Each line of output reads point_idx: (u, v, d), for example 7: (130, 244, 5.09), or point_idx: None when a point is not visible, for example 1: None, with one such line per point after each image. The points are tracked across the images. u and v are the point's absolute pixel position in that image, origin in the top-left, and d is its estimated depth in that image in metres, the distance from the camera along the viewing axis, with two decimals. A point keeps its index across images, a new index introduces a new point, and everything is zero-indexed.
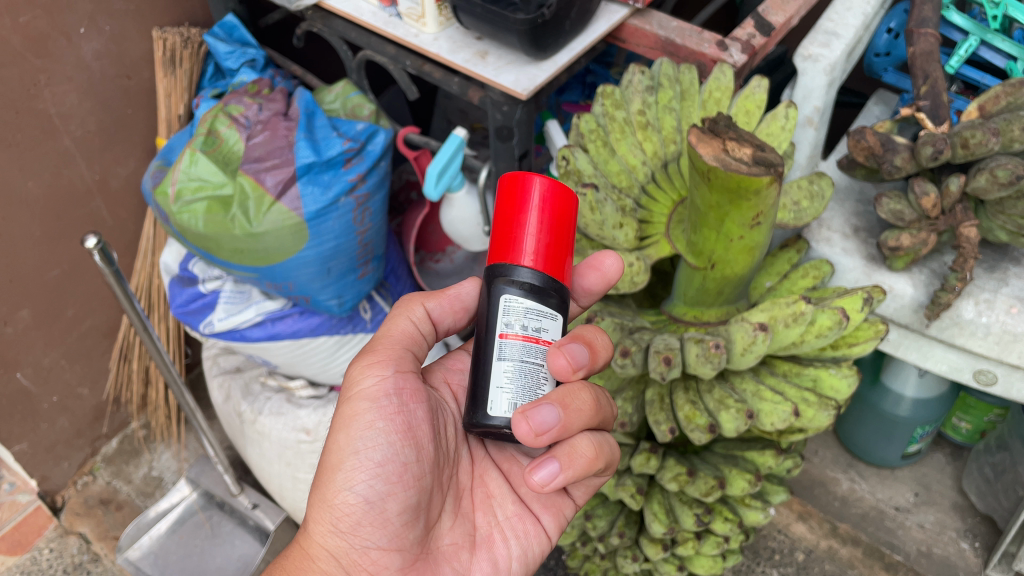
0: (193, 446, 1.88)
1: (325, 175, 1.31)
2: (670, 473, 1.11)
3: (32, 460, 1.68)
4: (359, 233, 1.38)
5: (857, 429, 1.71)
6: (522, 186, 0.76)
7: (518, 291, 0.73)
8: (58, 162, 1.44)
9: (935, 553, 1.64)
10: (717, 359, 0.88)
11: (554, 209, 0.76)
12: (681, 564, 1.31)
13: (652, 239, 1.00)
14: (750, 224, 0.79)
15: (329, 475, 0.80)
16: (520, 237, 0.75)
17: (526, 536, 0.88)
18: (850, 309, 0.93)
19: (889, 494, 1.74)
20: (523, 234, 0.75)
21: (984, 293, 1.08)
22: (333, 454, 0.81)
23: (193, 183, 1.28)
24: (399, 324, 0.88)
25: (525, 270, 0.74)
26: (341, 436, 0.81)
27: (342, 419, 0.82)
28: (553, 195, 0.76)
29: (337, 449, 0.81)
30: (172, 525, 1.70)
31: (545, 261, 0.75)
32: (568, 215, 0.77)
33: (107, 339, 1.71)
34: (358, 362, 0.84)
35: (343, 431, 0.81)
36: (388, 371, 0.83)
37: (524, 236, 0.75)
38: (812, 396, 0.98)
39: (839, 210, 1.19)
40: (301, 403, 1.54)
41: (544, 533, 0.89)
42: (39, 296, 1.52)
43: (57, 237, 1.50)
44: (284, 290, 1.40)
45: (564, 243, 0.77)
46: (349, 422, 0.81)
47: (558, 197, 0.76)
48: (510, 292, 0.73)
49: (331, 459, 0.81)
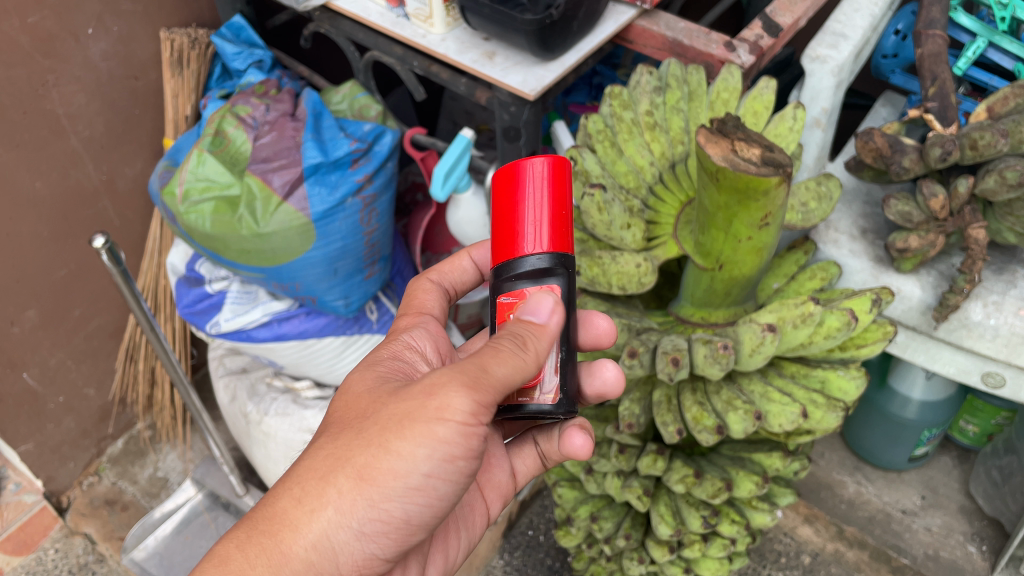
0: (199, 447, 1.88)
1: (333, 176, 1.31)
2: (677, 474, 1.11)
3: (38, 461, 1.68)
4: (366, 234, 1.38)
5: (864, 432, 1.71)
6: (522, 170, 0.74)
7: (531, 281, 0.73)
8: (65, 162, 1.44)
9: (943, 556, 1.64)
10: (725, 359, 0.88)
11: (558, 190, 0.75)
12: (688, 566, 1.31)
13: (661, 239, 1.00)
14: (759, 225, 0.79)
15: (378, 479, 0.67)
16: (523, 223, 0.74)
17: (470, 526, 0.92)
18: (859, 310, 0.93)
19: (896, 497, 1.74)
20: (526, 220, 0.74)
21: (993, 295, 1.07)
22: (390, 470, 0.67)
23: (200, 184, 1.28)
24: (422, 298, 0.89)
25: (538, 256, 0.73)
26: (419, 453, 0.67)
27: (422, 430, 0.66)
28: (558, 175, 0.75)
29: (400, 462, 0.67)
30: (177, 525, 1.70)
31: (554, 238, 0.73)
32: (565, 187, 0.75)
33: (113, 339, 1.72)
34: (467, 381, 0.66)
35: (415, 451, 0.67)
36: (495, 400, 0.68)
37: (525, 224, 0.74)
38: (820, 397, 0.98)
39: (846, 212, 1.19)
40: (307, 404, 1.55)
41: (485, 517, 0.94)
42: (46, 296, 1.53)
43: (64, 237, 1.50)
44: (291, 291, 1.40)
45: (565, 215, 0.75)
46: (430, 442, 0.67)
47: (553, 168, 0.75)
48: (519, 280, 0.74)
49: (386, 465, 0.67)
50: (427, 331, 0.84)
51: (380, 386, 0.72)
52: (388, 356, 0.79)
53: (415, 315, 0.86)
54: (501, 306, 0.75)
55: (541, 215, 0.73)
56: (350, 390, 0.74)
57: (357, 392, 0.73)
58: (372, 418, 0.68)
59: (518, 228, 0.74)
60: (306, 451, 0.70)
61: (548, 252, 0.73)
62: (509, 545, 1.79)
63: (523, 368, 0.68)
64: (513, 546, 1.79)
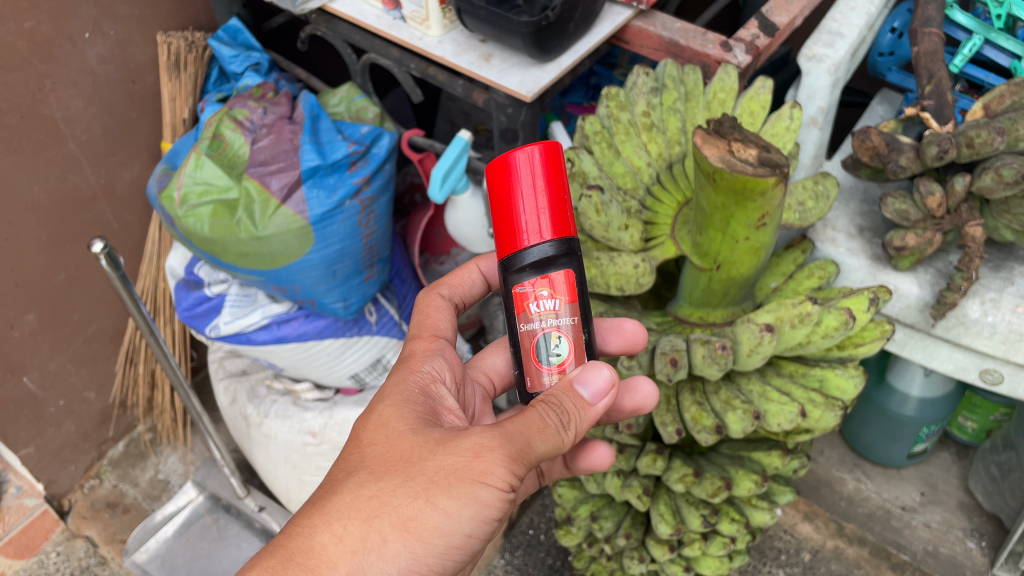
0: (200, 449, 1.88)
1: (331, 178, 1.31)
2: (676, 473, 1.11)
3: (38, 464, 1.69)
4: (365, 236, 1.38)
5: (863, 428, 1.71)
6: (515, 160, 0.74)
7: (534, 273, 0.74)
8: (62, 166, 1.44)
9: (942, 552, 1.64)
10: (723, 360, 0.88)
11: (554, 175, 0.74)
12: (688, 564, 1.32)
13: (658, 239, 1.00)
14: (756, 226, 0.79)
15: (422, 533, 0.67)
16: (522, 214, 0.73)
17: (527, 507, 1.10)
18: (857, 309, 0.93)
19: (895, 494, 1.75)
20: (525, 211, 0.73)
21: (990, 292, 1.08)
22: (433, 527, 0.67)
23: (198, 187, 1.28)
24: (434, 317, 0.89)
25: (540, 246, 0.73)
26: (464, 513, 0.68)
27: (467, 491, 0.68)
28: (552, 158, 0.74)
29: (445, 519, 0.68)
30: (179, 528, 1.71)
31: (555, 224, 0.73)
32: (561, 171, 0.75)
33: (113, 342, 1.72)
34: (510, 452, 0.69)
35: (460, 510, 0.68)
36: (526, 469, 0.71)
37: (524, 215, 0.73)
38: (818, 396, 0.97)
39: (844, 210, 1.19)
40: (307, 405, 1.55)
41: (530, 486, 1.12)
42: (45, 300, 1.53)
43: (63, 240, 1.50)
44: (290, 293, 1.41)
45: (563, 200, 0.74)
46: (473, 504, 0.68)
47: (547, 154, 0.74)
48: (524, 273, 0.74)
49: (431, 521, 0.67)
50: (446, 359, 0.84)
51: (423, 432, 0.72)
52: (419, 390, 0.79)
53: (432, 339, 0.85)
54: (517, 297, 0.75)
55: (541, 202, 0.73)
56: (389, 426, 0.73)
57: (398, 431, 0.73)
58: (420, 467, 0.69)
59: (519, 218, 0.74)
60: (344, 487, 0.69)
61: (551, 240, 0.73)
62: (510, 545, 1.79)
63: (555, 439, 0.72)
64: (514, 545, 1.79)
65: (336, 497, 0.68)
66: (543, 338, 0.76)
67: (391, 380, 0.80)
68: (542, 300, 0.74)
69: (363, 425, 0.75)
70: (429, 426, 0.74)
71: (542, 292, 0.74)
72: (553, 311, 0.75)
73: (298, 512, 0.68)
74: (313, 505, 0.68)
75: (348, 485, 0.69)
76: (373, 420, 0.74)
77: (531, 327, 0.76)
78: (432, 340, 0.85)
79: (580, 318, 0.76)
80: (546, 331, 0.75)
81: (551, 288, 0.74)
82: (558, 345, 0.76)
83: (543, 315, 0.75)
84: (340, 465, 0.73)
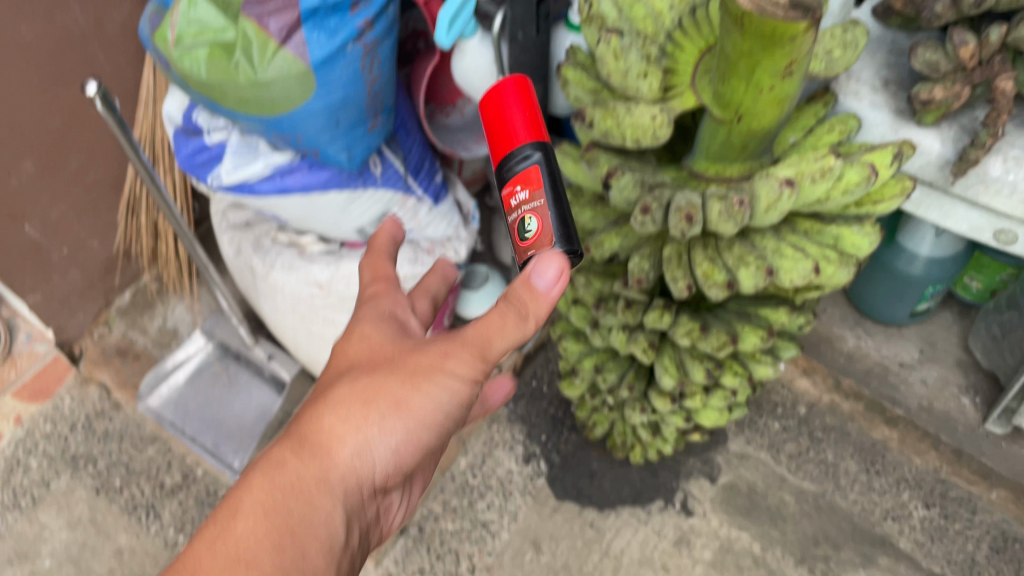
0: (207, 300, 1.89)
1: (332, 20, 1.23)
2: (682, 328, 1.13)
3: (46, 312, 1.70)
4: (367, 84, 1.32)
5: (867, 287, 1.72)
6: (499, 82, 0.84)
7: (517, 168, 0.82)
8: (50, 4, 1.36)
9: (937, 407, 1.72)
10: (739, 216, 0.87)
11: (526, 97, 0.84)
12: (688, 414, 1.37)
13: (677, 89, 0.94)
14: (783, 74, 0.75)
15: (412, 411, 0.78)
16: (507, 123, 0.83)
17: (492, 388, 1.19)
18: (880, 165, 0.89)
19: (895, 351, 1.80)
20: (509, 120, 0.83)
21: (1015, 150, 1.02)
22: (419, 412, 0.78)
23: (193, 28, 1.23)
24: (383, 258, 0.95)
25: (523, 146, 0.82)
26: (442, 396, 0.79)
27: (442, 384, 0.78)
28: (526, 87, 0.84)
29: (430, 405, 0.79)
30: (190, 375, 1.77)
31: (531, 129, 0.83)
32: (535, 92, 0.85)
33: (114, 192, 1.68)
34: (474, 350, 0.80)
35: (440, 394, 0.79)
36: (488, 368, 0.82)
37: (509, 123, 0.83)
38: (834, 253, 0.96)
39: (869, 62, 1.14)
40: (313, 258, 1.52)
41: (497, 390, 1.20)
42: (41, 146, 1.49)
43: (53, 82, 1.44)
44: (292, 142, 1.36)
45: (537, 116, 0.84)
46: (449, 393, 0.79)
47: (521, 85, 0.84)
48: (513, 163, 0.83)
49: (420, 404, 0.78)
50: (402, 296, 0.91)
51: (400, 341, 0.83)
52: (388, 312, 0.88)
53: (383, 282, 0.92)
54: (505, 198, 0.85)
55: (519, 115, 0.83)
56: (370, 337, 0.84)
57: (376, 340, 0.83)
58: (401, 363, 0.80)
59: (503, 124, 0.83)
60: (340, 381, 0.80)
61: (529, 141, 0.83)
62: (513, 394, 1.83)
63: (513, 332, 0.81)
64: (517, 394, 1.83)
65: (334, 387, 0.79)
66: (521, 219, 0.83)
67: (364, 306, 0.89)
68: (517, 193, 0.83)
69: (346, 340, 0.85)
70: (403, 335, 0.84)
71: (519, 187, 0.83)
72: (526, 200, 0.82)
73: (307, 408, 0.79)
74: (317, 404, 0.78)
75: (341, 382, 0.79)
76: (355, 336, 0.84)
77: (513, 217, 0.85)
78: (387, 279, 0.92)
79: (556, 205, 0.82)
80: (522, 216, 0.83)
81: (526, 182, 0.82)
82: (531, 225, 0.83)
83: (517, 205, 0.83)
84: (334, 368, 0.83)
